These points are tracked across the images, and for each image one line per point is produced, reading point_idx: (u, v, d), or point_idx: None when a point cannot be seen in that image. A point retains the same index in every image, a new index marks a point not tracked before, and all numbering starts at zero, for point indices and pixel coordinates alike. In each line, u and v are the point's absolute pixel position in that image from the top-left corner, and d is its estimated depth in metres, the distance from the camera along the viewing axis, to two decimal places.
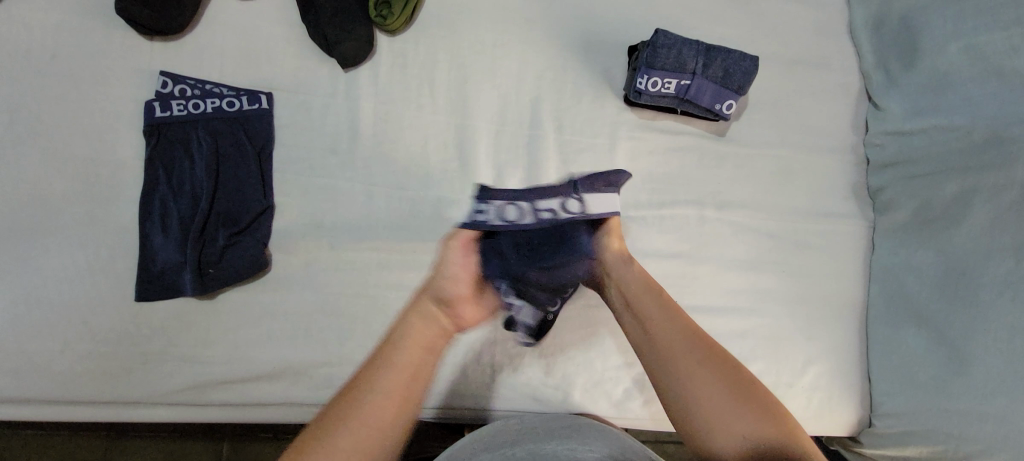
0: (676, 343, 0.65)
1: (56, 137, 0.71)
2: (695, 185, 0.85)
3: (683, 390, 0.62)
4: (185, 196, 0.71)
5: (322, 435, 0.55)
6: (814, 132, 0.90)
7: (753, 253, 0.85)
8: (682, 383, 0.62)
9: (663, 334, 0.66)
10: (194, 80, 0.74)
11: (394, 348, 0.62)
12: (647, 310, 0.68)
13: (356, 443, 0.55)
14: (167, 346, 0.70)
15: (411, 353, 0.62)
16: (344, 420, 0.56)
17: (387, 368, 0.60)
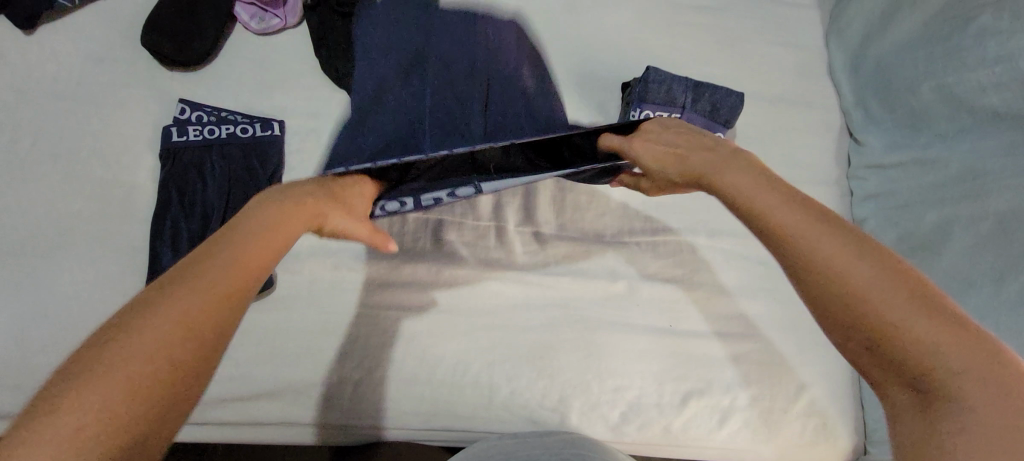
0: (844, 265, 0.47)
1: (74, 159, 0.74)
2: (686, 215, 0.89)
3: (883, 316, 0.44)
4: (197, 217, 0.74)
5: (109, 351, 0.37)
6: (800, 165, 0.94)
7: (744, 278, 0.87)
8: (860, 305, 0.45)
9: (850, 268, 0.46)
10: (211, 108, 0.78)
11: (230, 242, 0.46)
12: (815, 246, 0.48)
13: (167, 410, 0.38)
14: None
15: (252, 254, 0.46)
16: (139, 330, 0.39)
17: (235, 245, 0.46)
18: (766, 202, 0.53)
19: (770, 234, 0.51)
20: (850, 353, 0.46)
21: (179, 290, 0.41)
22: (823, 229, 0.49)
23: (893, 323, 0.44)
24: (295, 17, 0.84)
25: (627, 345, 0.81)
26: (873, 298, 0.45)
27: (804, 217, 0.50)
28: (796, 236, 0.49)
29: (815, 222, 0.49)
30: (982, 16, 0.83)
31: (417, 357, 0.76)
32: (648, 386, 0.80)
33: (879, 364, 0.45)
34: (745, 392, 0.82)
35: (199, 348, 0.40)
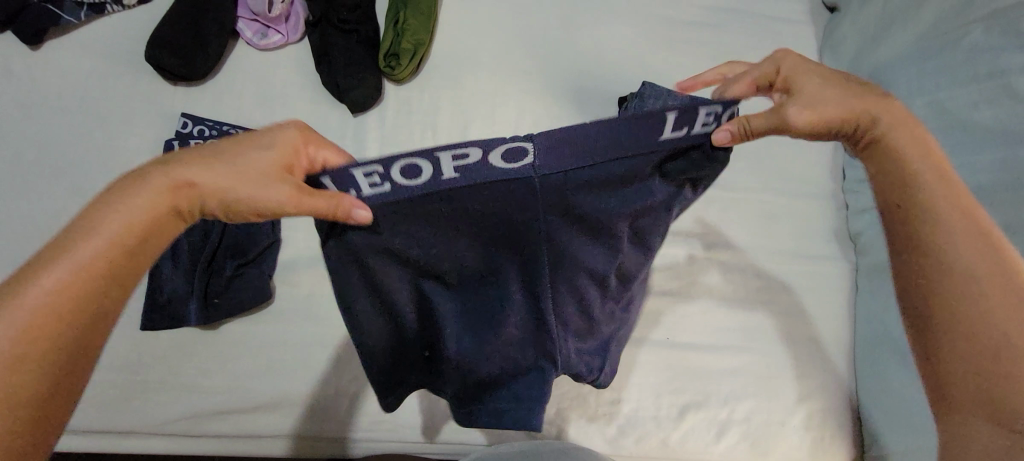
0: (982, 286, 0.47)
1: (76, 172, 0.75)
2: (682, 228, 0.90)
3: (996, 341, 0.45)
4: (196, 229, 0.74)
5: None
6: (795, 178, 0.95)
7: (740, 291, 0.87)
8: (980, 324, 0.46)
9: (979, 266, 0.47)
10: (213, 122, 0.79)
11: (105, 212, 0.43)
12: (954, 242, 0.48)
13: (45, 383, 0.40)
14: (167, 374, 0.72)
15: (124, 231, 0.43)
16: (7, 308, 0.39)
17: (104, 218, 0.43)
18: (919, 180, 0.51)
19: (909, 214, 0.51)
20: (935, 339, 0.47)
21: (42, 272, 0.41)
22: (965, 228, 0.49)
23: (1006, 335, 0.45)
24: (297, 33, 0.85)
25: (624, 358, 0.81)
26: (990, 303, 0.46)
27: (954, 206, 0.49)
28: (940, 224, 0.49)
29: (966, 221, 0.49)
30: (973, 33, 0.85)
31: None
32: (645, 399, 0.80)
33: (963, 358, 0.46)
34: (742, 405, 0.82)
35: (73, 326, 0.41)
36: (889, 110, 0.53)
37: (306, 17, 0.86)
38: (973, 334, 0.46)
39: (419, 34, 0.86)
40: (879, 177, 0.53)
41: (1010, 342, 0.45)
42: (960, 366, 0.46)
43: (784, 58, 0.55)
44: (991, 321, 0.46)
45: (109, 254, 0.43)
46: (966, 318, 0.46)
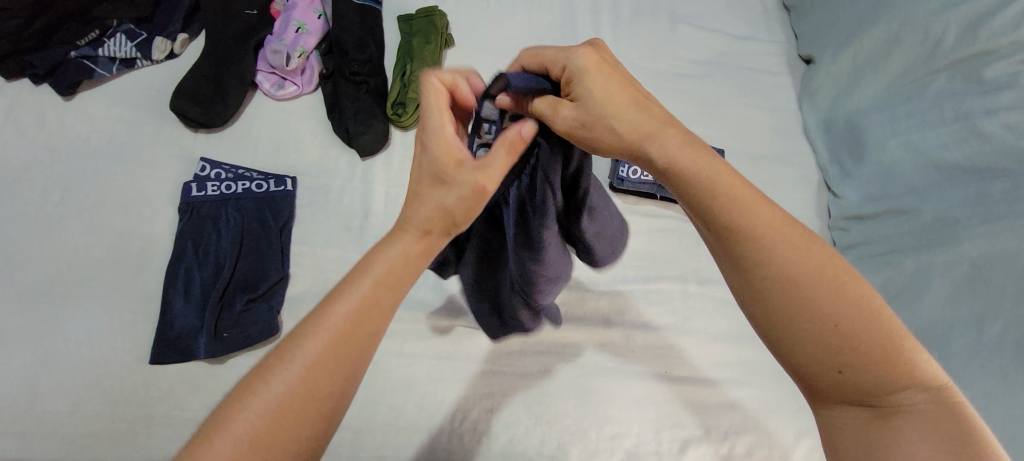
0: (790, 277, 0.43)
1: (98, 212, 0.79)
2: (676, 262, 0.93)
3: (840, 335, 0.42)
4: (209, 265, 0.78)
5: (269, 377, 0.40)
6: None
7: (735, 326, 0.90)
8: (818, 320, 0.42)
9: (791, 274, 0.43)
10: (229, 165, 0.84)
11: (374, 259, 0.44)
12: (773, 254, 0.43)
13: (309, 426, 0.39)
14: (172, 409, 0.70)
15: (385, 284, 0.43)
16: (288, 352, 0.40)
17: (376, 272, 0.43)
18: (725, 198, 0.45)
19: (726, 243, 0.45)
20: (793, 359, 0.44)
21: (306, 338, 0.41)
22: (784, 243, 0.44)
23: (841, 325, 0.42)
24: (311, 85, 0.92)
25: (623, 392, 0.82)
26: (843, 281, 0.43)
27: (756, 217, 0.44)
28: (762, 245, 0.44)
29: (778, 244, 0.44)
30: (937, 80, 0.92)
31: (417, 403, 0.77)
32: (646, 434, 0.80)
33: (822, 360, 0.42)
34: (743, 440, 0.82)
35: (327, 386, 0.40)
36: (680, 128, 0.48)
37: (321, 69, 0.93)
38: (819, 334, 0.42)
39: None
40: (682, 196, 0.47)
41: (856, 338, 0.42)
42: (818, 365, 0.42)
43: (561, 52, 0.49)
44: (823, 317, 0.42)
45: (375, 295, 0.42)
46: (801, 313, 0.42)
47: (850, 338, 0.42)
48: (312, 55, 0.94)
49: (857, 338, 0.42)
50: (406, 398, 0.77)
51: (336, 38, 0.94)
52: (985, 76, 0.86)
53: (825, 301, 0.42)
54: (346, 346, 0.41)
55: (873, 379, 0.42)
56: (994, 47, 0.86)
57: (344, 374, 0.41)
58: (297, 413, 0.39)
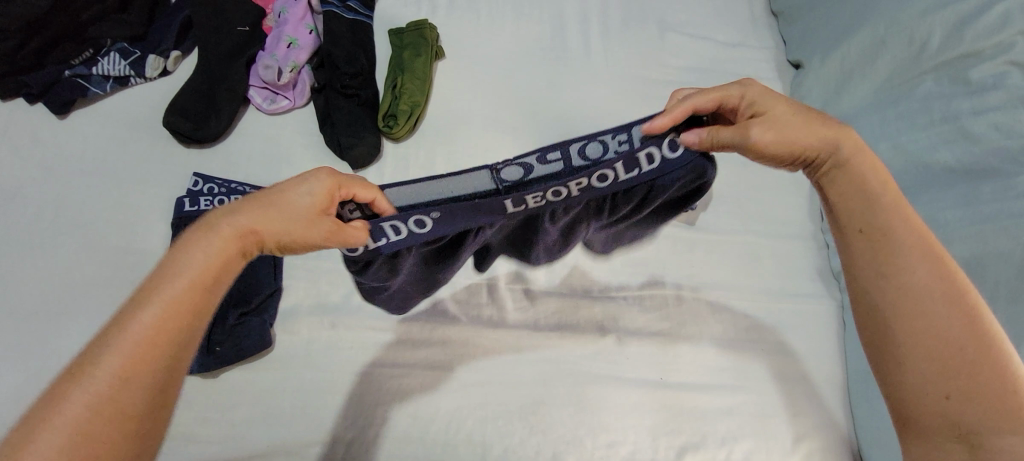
0: (921, 287, 0.47)
1: (91, 228, 0.80)
2: (670, 269, 0.93)
3: (951, 349, 0.45)
4: None
5: (72, 392, 0.39)
6: (775, 220, 1.00)
7: (730, 331, 0.89)
8: (936, 329, 0.46)
9: (925, 285, 0.47)
10: (222, 180, 0.83)
11: (177, 264, 0.45)
12: (912, 269, 0.48)
13: (120, 434, 0.40)
14: None
15: (208, 271, 0.45)
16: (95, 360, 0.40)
17: (194, 262, 0.45)
18: (879, 225, 0.50)
19: (869, 246, 0.50)
20: (901, 373, 0.47)
21: (128, 319, 0.42)
22: (931, 261, 0.48)
23: (965, 352, 0.45)
24: (303, 98, 0.93)
25: (619, 399, 0.82)
26: (973, 305, 0.47)
27: (919, 235, 0.49)
28: (912, 263, 0.48)
29: (935, 263, 0.48)
30: (925, 82, 0.93)
31: (411, 415, 0.77)
32: (643, 441, 0.80)
33: (937, 382, 0.46)
34: (740, 446, 0.81)
35: (137, 394, 0.41)
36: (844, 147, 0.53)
37: (312, 83, 0.94)
38: (937, 343, 0.46)
39: (416, 97, 0.94)
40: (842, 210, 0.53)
41: (969, 357, 0.45)
42: (927, 376, 0.46)
43: (731, 90, 0.56)
44: (942, 328, 0.46)
45: (186, 295, 0.44)
46: (922, 319, 0.47)
47: (962, 350, 0.45)
48: (304, 70, 0.95)
49: (977, 362, 0.45)
50: (399, 409, 0.77)
51: (327, 54, 0.95)
52: (971, 76, 0.86)
53: (950, 319, 0.46)
54: (175, 320, 0.43)
55: (976, 408, 0.44)
56: (979, 49, 0.86)
57: (174, 347, 0.43)
58: (133, 385, 0.41)
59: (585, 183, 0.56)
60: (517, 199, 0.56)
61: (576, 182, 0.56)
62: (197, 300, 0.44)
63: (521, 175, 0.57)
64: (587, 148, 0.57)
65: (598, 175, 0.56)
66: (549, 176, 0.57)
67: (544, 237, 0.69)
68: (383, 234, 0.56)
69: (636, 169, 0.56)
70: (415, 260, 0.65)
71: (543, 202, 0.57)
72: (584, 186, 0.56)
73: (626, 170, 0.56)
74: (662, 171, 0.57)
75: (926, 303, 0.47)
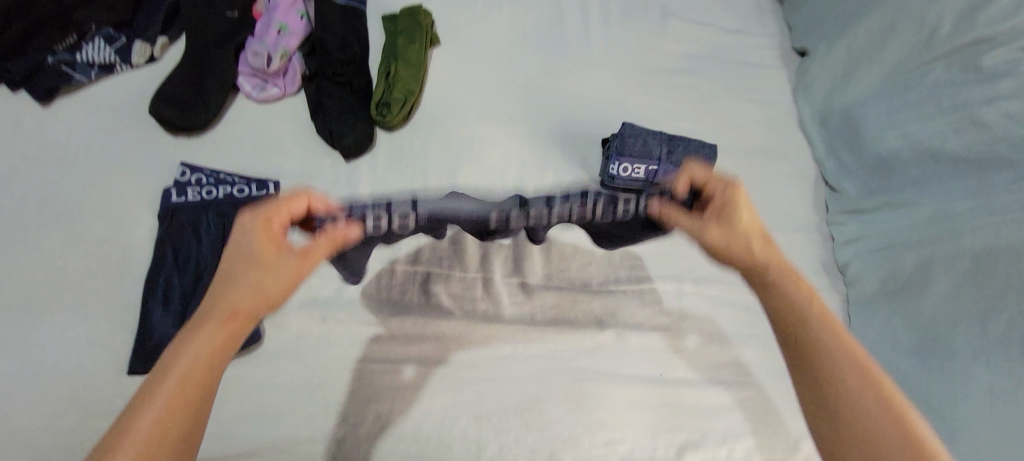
0: (841, 372, 0.50)
1: (76, 221, 0.77)
2: (672, 262, 0.91)
3: (879, 433, 0.47)
4: (189, 273, 0.76)
5: None
6: (779, 213, 0.97)
7: (732, 327, 0.87)
8: (862, 411, 0.48)
9: (845, 369, 0.50)
10: (210, 170, 0.82)
11: (186, 342, 0.49)
12: (836, 362, 0.50)
13: None
14: None
15: (219, 335, 0.50)
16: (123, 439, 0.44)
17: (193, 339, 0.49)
18: (802, 318, 0.54)
19: (796, 340, 0.53)
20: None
21: (147, 400, 0.46)
22: (829, 330, 0.52)
23: (891, 437, 0.47)
24: (294, 86, 0.90)
25: (617, 396, 0.80)
26: (891, 390, 0.49)
27: (812, 309, 0.54)
28: (817, 348, 0.51)
29: (828, 334, 0.52)
30: (935, 69, 0.90)
31: (405, 411, 0.75)
32: (642, 439, 0.78)
33: None
34: (742, 444, 0.79)
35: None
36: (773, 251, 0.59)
37: (302, 69, 0.91)
38: (864, 429, 0.47)
39: (410, 85, 0.91)
40: (771, 315, 0.56)
41: (894, 438, 0.46)
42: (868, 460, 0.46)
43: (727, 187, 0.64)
44: (868, 410, 0.48)
45: (204, 359, 0.48)
46: (850, 402, 0.48)
47: (890, 436, 0.47)
48: (295, 57, 0.91)
49: (900, 439, 0.47)
50: (392, 406, 0.75)
51: (318, 40, 0.92)
52: (983, 64, 0.84)
53: (874, 404, 0.48)
54: (188, 387, 0.47)
55: None
56: (992, 35, 0.84)
57: (192, 414, 0.46)
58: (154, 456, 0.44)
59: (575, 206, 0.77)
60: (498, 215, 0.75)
61: (569, 202, 0.72)
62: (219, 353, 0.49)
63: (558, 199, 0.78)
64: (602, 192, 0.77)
65: (579, 209, 0.77)
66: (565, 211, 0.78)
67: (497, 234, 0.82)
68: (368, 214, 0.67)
69: (616, 201, 0.72)
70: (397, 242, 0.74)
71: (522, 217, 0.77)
72: (569, 210, 0.77)
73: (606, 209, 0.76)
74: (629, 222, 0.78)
75: (848, 386, 0.49)
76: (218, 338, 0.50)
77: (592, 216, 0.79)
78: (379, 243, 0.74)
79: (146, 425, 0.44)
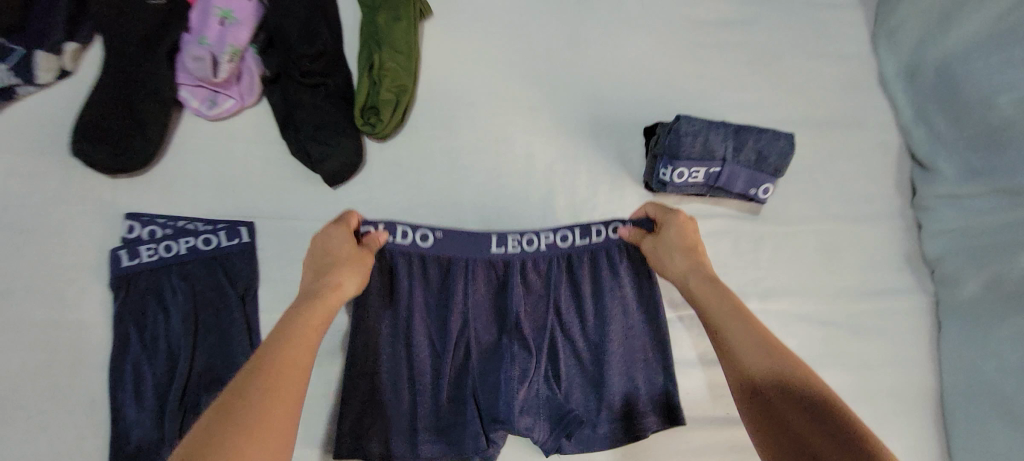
0: (788, 416, 0.49)
1: (9, 304, 0.63)
2: (733, 274, 0.77)
3: None
4: (161, 357, 0.62)
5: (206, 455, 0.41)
6: (856, 200, 0.81)
7: (803, 348, 0.76)
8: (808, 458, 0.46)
9: (784, 413, 0.50)
10: (165, 218, 0.66)
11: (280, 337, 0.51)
12: (783, 408, 0.50)
13: None
14: None
15: (309, 327, 0.53)
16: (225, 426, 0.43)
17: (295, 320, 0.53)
18: (748, 364, 0.54)
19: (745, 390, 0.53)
20: None
21: (245, 388, 0.46)
22: (761, 355, 0.54)
23: None
24: (253, 96, 0.70)
25: (679, 444, 0.71)
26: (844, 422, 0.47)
27: (761, 344, 0.54)
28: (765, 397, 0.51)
29: (767, 360, 0.53)
30: None
31: None
32: None
33: None
34: None
35: (271, 443, 0.44)
36: (716, 283, 0.60)
37: (262, 70, 0.71)
38: None
39: (401, 79, 0.72)
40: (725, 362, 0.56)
41: None
42: None
43: (664, 208, 0.68)
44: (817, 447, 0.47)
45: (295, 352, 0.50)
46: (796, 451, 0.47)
47: None
48: (248, 55, 0.71)
49: None
50: (421, 451, 0.67)
51: (276, 28, 0.71)
52: None
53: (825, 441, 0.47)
54: (288, 372, 0.48)
55: None
56: None
57: (293, 395, 0.48)
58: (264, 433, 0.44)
59: (560, 249, 0.69)
60: (497, 236, 0.68)
61: (545, 236, 0.69)
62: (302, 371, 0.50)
63: (548, 248, 0.69)
64: (587, 236, 0.69)
65: (561, 235, 0.69)
66: (574, 300, 0.71)
67: (518, 397, 0.67)
68: (394, 233, 0.66)
69: (591, 238, 0.69)
70: (412, 349, 0.68)
71: (517, 251, 0.69)
72: (551, 241, 0.69)
73: (584, 235, 0.69)
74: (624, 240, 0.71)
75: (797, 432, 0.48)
76: (305, 331, 0.53)
77: (581, 264, 0.70)
78: (388, 364, 0.67)
79: (251, 409, 0.44)
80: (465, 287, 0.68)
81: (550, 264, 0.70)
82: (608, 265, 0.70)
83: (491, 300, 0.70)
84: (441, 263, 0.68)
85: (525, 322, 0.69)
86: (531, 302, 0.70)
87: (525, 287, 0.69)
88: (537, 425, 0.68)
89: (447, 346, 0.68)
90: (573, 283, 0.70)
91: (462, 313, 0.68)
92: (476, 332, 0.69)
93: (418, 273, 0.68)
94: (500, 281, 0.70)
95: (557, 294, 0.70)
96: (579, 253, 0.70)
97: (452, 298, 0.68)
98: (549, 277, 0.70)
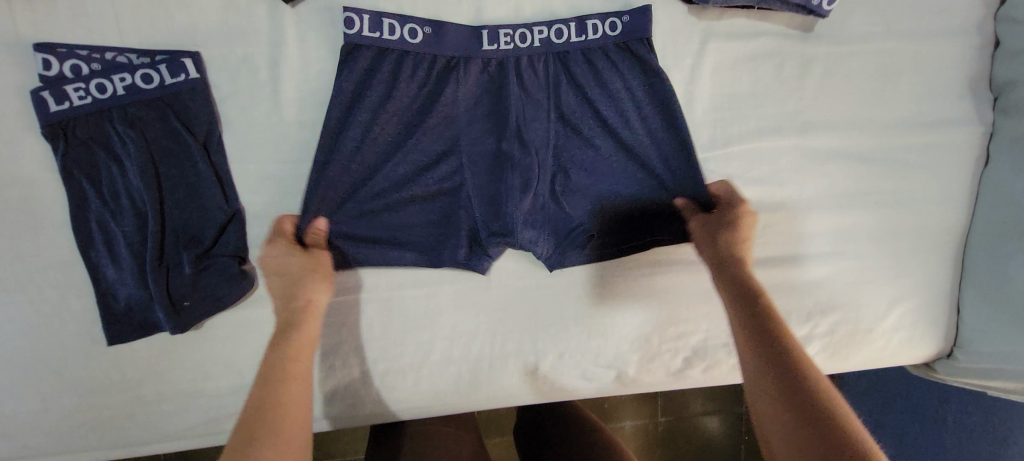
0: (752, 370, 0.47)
1: None
2: (770, 106, 0.67)
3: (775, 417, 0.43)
4: (127, 214, 0.55)
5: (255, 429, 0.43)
6: (929, 11, 0.67)
7: (835, 189, 0.69)
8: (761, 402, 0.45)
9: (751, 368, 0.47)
10: (88, 50, 0.53)
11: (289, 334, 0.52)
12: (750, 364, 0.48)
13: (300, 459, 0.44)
14: (139, 393, 0.60)
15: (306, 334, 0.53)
16: (262, 409, 0.45)
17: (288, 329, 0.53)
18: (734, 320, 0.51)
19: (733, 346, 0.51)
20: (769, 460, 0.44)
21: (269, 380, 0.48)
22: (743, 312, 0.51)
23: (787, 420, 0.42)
24: None
25: (690, 288, 0.68)
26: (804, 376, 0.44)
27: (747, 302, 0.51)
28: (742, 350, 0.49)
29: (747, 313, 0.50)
30: None
31: (448, 334, 0.66)
32: (716, 327, 0.69)
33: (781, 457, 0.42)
34: (827, 319, 0.71)
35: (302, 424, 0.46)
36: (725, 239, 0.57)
37: None
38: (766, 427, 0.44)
39: None
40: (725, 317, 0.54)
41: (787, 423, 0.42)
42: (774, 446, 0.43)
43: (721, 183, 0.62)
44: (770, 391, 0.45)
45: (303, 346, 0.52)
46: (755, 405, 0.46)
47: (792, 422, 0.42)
48: None
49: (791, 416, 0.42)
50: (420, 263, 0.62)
51: None
52: None
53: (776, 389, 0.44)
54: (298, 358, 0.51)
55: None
56: None
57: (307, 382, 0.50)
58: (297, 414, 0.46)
59: (554, 45, 0.59)
60: (489, 31, 0.59)
61: (539, 29, 0.59)
62: (306, 391, 0.49)
63: (545, 44, 0.59)
64: (585, 33, 0.59)
65: (556, 30, 0.59)
66: (581, 104, 0.61)
67: (522, 209, 0.61)
68: (381, 27, 0.56)
69: (585, 36, 0.59)
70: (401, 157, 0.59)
71: (512, 49, 0.59)
72: (545, 37, 0.59)
73: (579, 32, 0.59)
74: (632, 34, 0.59)
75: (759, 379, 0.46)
76: (303, 338, 0.53)
77: (580, 64, 0.60)
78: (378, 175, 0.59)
79: (280, 395, 0.47)
80: (457, 88, 0.59)
81: (549, 61, 0.60)
82: (610, 67, 0.60)
83: (488, 102, 0.60)
84: (426, 60, 0.58)
85: (530, 126, 0.60)
86: (533, 106, 0.60)
87: (523, 88, 0.60)
88: (542, 239, 0.62)
89: (441, 153, 0.60)
90: (578, 87, 0.61)
91: (456, 116, 0.60)
92: (474, 137, 0.60)
93: (405, 75, 0.58)
94: (495, 82, 0.60)
95: (559, 95, 0.61)
96: (578, 51, 0.60)
97: (444, 99, 0.59)
98: (549, 75, 0.60)
